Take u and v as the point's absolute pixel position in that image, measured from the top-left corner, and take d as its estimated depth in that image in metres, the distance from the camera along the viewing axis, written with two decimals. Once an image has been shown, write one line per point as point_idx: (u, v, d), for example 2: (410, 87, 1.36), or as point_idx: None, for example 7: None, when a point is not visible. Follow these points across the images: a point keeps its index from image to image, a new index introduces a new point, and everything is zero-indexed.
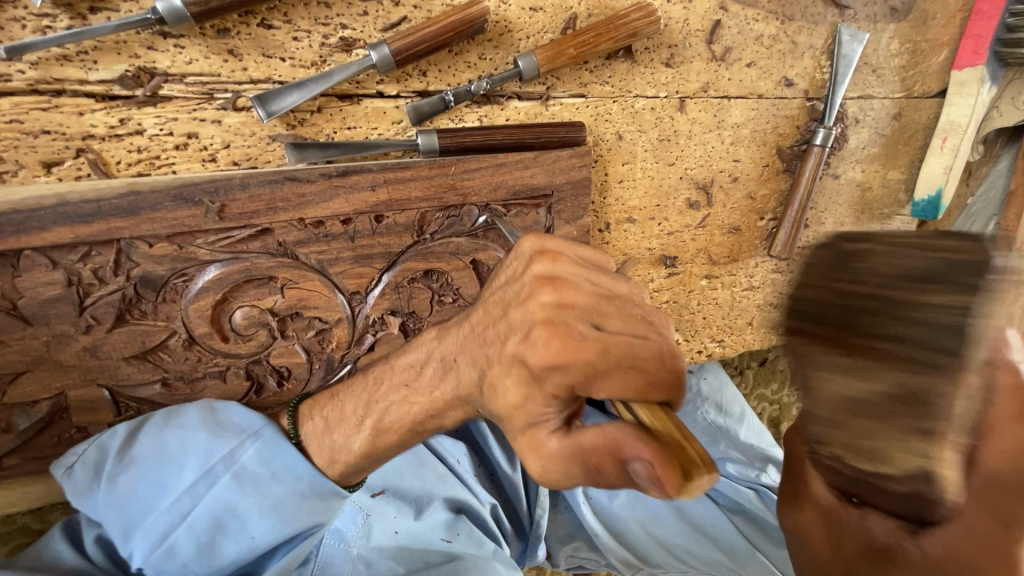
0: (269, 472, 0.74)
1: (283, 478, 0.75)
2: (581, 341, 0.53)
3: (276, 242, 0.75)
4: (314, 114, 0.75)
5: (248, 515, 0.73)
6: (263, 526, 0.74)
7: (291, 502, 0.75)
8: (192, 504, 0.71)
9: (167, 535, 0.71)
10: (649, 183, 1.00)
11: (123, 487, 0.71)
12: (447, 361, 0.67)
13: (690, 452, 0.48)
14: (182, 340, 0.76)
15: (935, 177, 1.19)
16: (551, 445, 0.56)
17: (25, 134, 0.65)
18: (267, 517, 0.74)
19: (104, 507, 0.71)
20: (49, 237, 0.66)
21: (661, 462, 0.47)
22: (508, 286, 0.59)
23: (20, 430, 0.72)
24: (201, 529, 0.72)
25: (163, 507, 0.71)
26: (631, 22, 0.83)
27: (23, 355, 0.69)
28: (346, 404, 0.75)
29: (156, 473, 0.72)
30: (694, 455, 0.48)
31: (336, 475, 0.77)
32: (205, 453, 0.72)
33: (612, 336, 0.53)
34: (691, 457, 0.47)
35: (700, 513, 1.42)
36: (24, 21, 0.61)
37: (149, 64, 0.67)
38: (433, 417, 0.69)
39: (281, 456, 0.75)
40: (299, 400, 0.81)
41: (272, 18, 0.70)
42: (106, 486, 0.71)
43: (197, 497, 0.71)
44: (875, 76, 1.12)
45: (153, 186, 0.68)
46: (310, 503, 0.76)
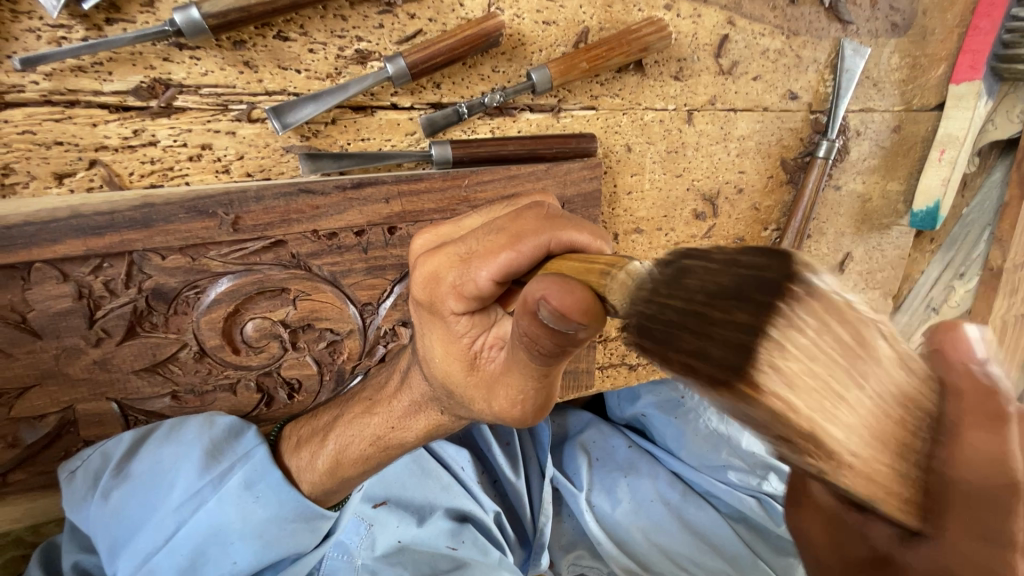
0: (251, 496, 0.73)
1: (267, 501, 0.74)
2: (473, 262, 0.59)
3: (289, 254, 0.75)
4: (328, 125, 0.75)
5: (229, 540, 0.72)
6: (245, 553, 0.73)
7: (276, 527, 0.74)
8: (176, 525, 0.71)
9: (152, 555, 0.71)
10: (656, 194, 1.01)
11: (116, 502, 0.71)
12: (415, 379, 0.72)
13: (597, 267, 0.48)
14: (193, 353, 0.75)
15: (933, 189, 1.22)
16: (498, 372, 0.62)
17: (36, 145, 0.64)
18: (248, 542, 0.73)
19: (96, 521, 0.71)
20: (61, 250, 0.65)
21: (563, 287, 0.47)
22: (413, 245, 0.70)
23: (26, 444, 0.71)
24: (181, 552, 0.71)
25: (151, 526, 0.71)
26: (643, 36, 0.84)
27: (32, 369, 0.68)
28: (328, 419, 0.78)
29: (147, 490, 0.72)
30: (602, 267, 0.47)
31: (318, 496, 0.77)
32: (195, 473, 0.71)
33: (496, 244, 0.58)
34: (597, 271, 0.47)
35: (702, 522, 1.42)
36: (38, 31, 0.60)
37: (164, 75, 0.66)
38: (396, 431, 0.74)
39: (265, 480, 0.74)
40: (283, 424, 0.82)
41: (287, 29, 0.70)
42: (99, 500, 0.71)
43: (183, 518, 0.71)
44: (876, 90, 1.14)
45: (166, 199, 0.67)
46: (294, 526, 0.76)
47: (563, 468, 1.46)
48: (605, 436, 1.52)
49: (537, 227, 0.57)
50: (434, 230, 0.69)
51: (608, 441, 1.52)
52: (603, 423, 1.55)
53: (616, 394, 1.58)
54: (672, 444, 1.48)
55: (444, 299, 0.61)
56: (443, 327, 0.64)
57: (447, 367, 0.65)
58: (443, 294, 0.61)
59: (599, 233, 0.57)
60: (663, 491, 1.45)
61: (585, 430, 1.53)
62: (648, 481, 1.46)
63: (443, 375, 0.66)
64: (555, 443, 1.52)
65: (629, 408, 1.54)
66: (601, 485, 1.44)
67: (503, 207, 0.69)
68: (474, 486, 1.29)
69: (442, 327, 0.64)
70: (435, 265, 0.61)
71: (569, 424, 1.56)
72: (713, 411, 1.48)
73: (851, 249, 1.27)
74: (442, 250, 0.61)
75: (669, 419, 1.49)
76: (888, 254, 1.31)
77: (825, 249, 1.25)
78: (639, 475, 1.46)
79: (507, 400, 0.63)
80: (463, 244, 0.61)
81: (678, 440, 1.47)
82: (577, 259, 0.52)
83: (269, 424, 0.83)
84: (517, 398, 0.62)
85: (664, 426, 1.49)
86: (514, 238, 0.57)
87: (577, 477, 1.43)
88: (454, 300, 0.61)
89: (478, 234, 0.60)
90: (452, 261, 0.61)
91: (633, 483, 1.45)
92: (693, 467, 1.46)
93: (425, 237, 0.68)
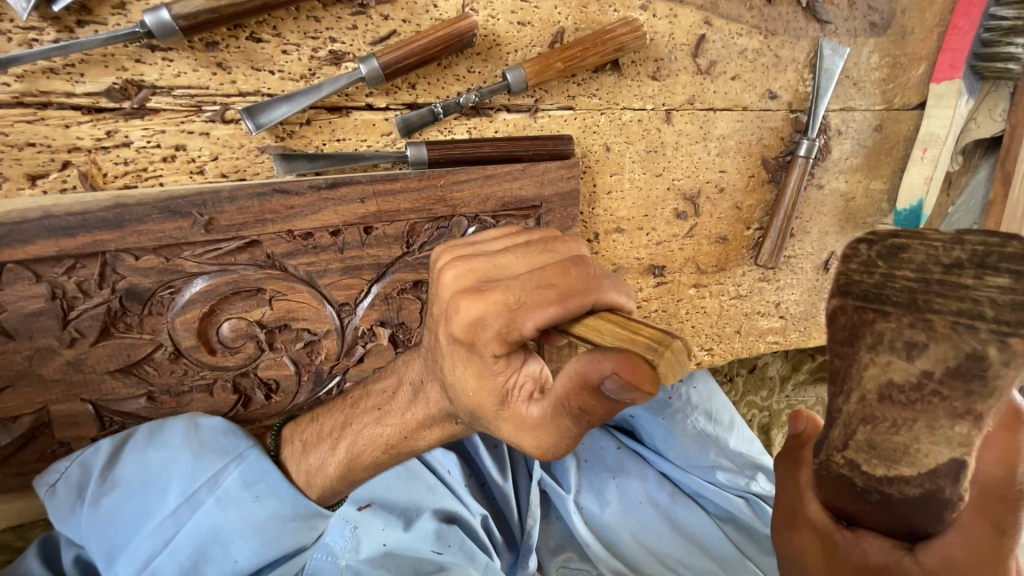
0: (251, 495, 0.74)
1: (267, 499, 0.75)
2: (520, 310, 0.56)
3: (264, 254, 0.75)
4: (303, 126, 0.75)
5: (231, 539, 0.72)
6: (245, 551, 0.73)
7: (276, 523, 0.75)
8: (174, 528, 0.71)
9: (150, 559, 0.70)
10: (637, 194, 1.02)
11: (108, 509, 0.71)
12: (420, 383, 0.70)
13: (642, 338, 0.49)
14: (169, 353, 0.75)
15: (916, 186, 1.22)
16: (534, 420, 0.60)
17: (9, 146, 0.64)
18: (250, 539, 0.73)
19: (86, 530, 0.71)
20: (34, 251, 0.65)
21: (629, 362, 0.48)
22: (443, 278, 0.63)
23: (1, 446, 0.71)
24: (182, 553, 0.70)
25: (146, 530, 0.70)
26: (618, 37, 0.84)
27: (6, 370, 0.68)
28: (337, 423, 0.78)
29: (139, 495, 0.72)
30: (648, 340, 0.48)
31: (318, 495, 0.79)
32: (189, 474, 0.72)
33: (544, 297, 0.56)
34: (644, 341, 0.48)
35: (691, 522, 1.43)
36: (9, 34, 0.61)
37: (136, 77, 0.67)
38: (408, 440, 0.74)
39: (264, 479, 0.75)
40: (283, 423, 0.82)
41: (260, 31, 0.70)
42: (89, 508, 0.71)
43: (180, 520, 0.71)
44: (856, 89, 1.15)
45: (139, 199, 0.67)
46: (294, 525, 0.76)
47: (551, 470, 1.47)
48: (594, 437, 1.53)
49: (579, 289, 0.55)
50: (466, 264, 0.63)
51: (597, 442, 1.52)
52: None
53: None
54: (660, 444, 1.48)
55: (486, 344, 0.58)
56: (478, 367, 0.60)
57: (478, 401, 0.62)
58: (487, 338, 0.57)
59: (631, 290, 0.59)
60: (652, 492, 1.46)
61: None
62: (637, 481, 1.47)
63: (472, 406, 0.63)
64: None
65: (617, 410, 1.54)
66: (590, 488, 1.44)
67: (538, 246, 0.65)
68: (462, 489, 1.29)
69: (477, 364, 0.60)
70: (477, 310, 0.57)
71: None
72: (702, 410, 1.44)
73: (835, 247, 1.27)
74: (488, 292, 0.58)
75: (656, 420, 1.46)
76: None
77: (810, 248, 1.25)
78: (628, 476, 1.47)
79: (536, 445, 0.61)
80: (511, 292, 0.57)
81: (667, 441, 1.46)
82: (619, 323, 0.53)
83: (247, 425, 0.83)
84: (548, 447, 0.60)
85: (652, 427, 1.47)
86: (562, 294, 0.56)
87: (565, 479, 1.44)
88: (493, 341, 0.57)
89: (523, 282, 0.57)
90: (498, 307, 0.57)
91: (622, 484, 1.46)
92: (681, 468, 1.46)
93: (457, 273, 0.61)
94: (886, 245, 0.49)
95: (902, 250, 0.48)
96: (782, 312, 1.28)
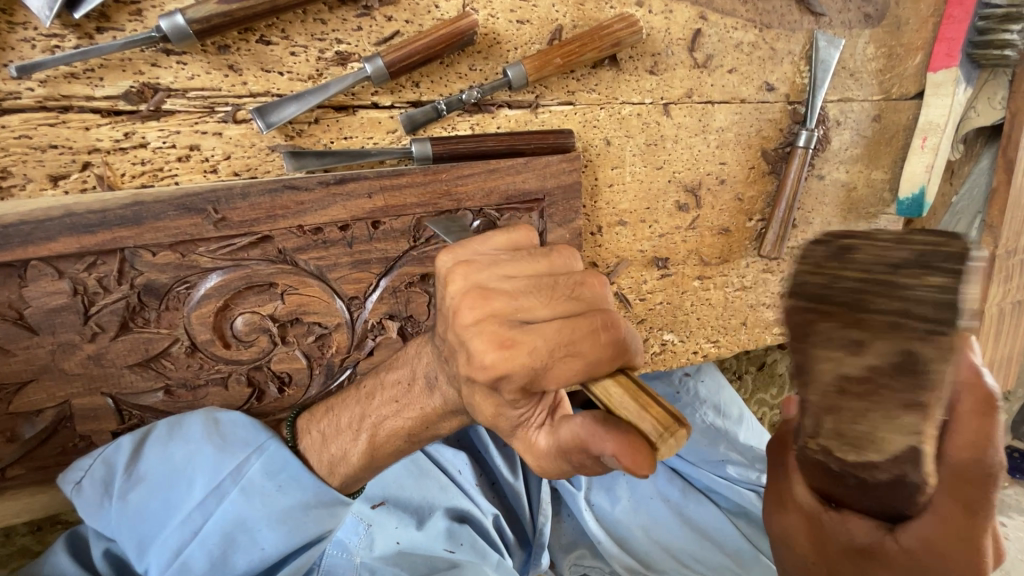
0: (274, 485, 0.76)
1: (291, 488, 0.76)
2: (537, 360, 0.56)
3: (276, 249, 0.77)
4: (311, 125, 0.78)
5: (257, 527, 0.74)
6: (273, 539, 0.75)
7: (297, 511, 0.76)
8: (201, 520, 0.73)
9: (179, 550, 0.72)
10: (639, 186, 1.03)
11: (136, 503, 0.73)
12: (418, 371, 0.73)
13: (654, 421, 0.51)
14: (185, 347, 0.77)
15: (917, 176, 1.22)
16: (540, 445, 0.62)
17: (33, 149, 0.67)
18: (278, 528, 0.75)
19: (115, 525, 0.73)
20: (56, 248, 0.67)
21: (630, 445, 0.51)
22: (454, 309, 0.60)
23: (24, 439, 0.73)
24: (211, 543, 0.72)
25: (174, 522, 0.72)
26: (615, 32, 0.87)
27: (30, 364, 0.71)
28: (353, 415, 0.78)
29: (166, 489, 0.74)
30: (659, 422, 0.50)
31: (337, 483, 0.79)
32: (213, 468, 0.74)
33: (555, 342, 0.56)
34: (657, 428, 0.50)
35: (702, 517, 1.43)
36: (33, 41, 0.64)
37: (152, 80, 0.69)
38: (426, 429, 0.75)
39: (286, 468, 0.76)
40: (298, 413, 0.83)
41: (269, 34, 0.73)
42: (118, 502, 0.73)
43: (207, 513, 0.73)
44: (853, 80, 1.16)
45: (156, 197, 0.70)
46: (317, 513, 0.77)
47: None
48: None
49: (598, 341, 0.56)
50: (471, 288, 0.61)
51: None
52: None
53: None
54: None
55: (507, 391, 0.58)
56: (496, 400, 0.60)
57: (494, 424, 0.64)
58: (507, 386, 0.57)
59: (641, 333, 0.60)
60: (662, 488, 1.46)
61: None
62: (647, 478, 1.47)
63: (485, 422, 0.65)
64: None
65: None
66: (601, 485, 1.44)
67: (564, 289, 0.60)
68: (473, 487, 1.29)
69: (492, 395, 0.61)
70: (500, 363, 0.56)
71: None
72: (710, 404, 1.43)
73: None
74: (512, 343, 0.56)
75: None
76: None
77: (813, 239, 1.26)
78: None
79: (540, 466, 0.63)
80: (537, 350, 0.56)
81: None
82: (632, 392, 0.54)
83: (261, 419, 0.84)
84: (549, 470, 0.62)
85: None
86: (576, 343, 0.56)
87: (575, 477, 1.43)
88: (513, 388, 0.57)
89: (543, 330, 0.56)
90: (510, 344, 0.57)
91: (634, 481, 1.45)
92: (691, 463, 1.47)
93: (471, 306, 0.59)
94: (836, 245, 0.44)
95: (852, 251, 0.43)
96: None
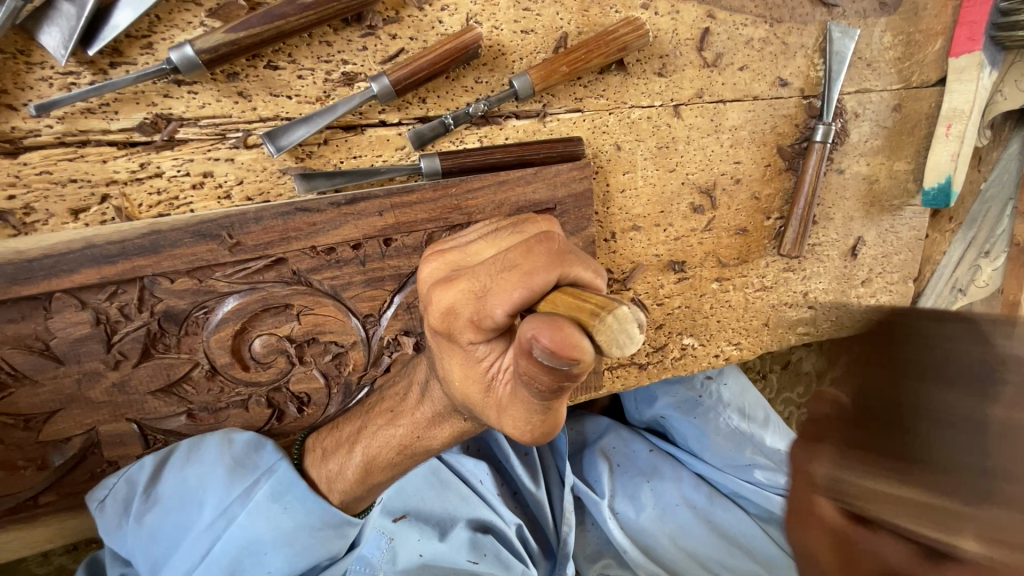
0: (281, 507, 0.76)
1: (296, 511, 0.76)
2: (487, 294, 0.59)
3: (291, 270, 0.78)
4: (321, 146, 0.79)
5: (264, 550, 0.75)
6: (278, 562, 0.75)
7: (304, 534, 0.76)
8: (211, 541, 0.74)
9: (190, 571, 0.74)
10: (652, 190, 1.01)
11: (151, 525, 0.75)
12: (433, 388, 0.72)
13: (588, 307, 0.52)
14: (205, 371, 0.78)
15: (943, 165, 1.18)
16: (507, 397, 0.60)
17: (53, 184, 0.69)
18: (283, 548, 0.75)
19: (132, 545, 0.75)
20: (77, 280, 0.69)
21: (552, 324, 0.50)
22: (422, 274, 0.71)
23: (54, 466, 0.75)
24: (218, 566, 0.74)
25: (186, 543, 0.74)
26: (621, 37, 0.86)
27: (57, 394, 0.72)
28: (354, 429, 0.80)
29: (179, 510, 0.75)
30: (592, 309, 0.51)
31: (339, 502, 0.79)
32: (223, 490, 0.75)
33: (509, 279, 0.58)
34: (588, 309, 0.51)
35: (731, 524, 1.39)
36: (50, 80, 0.66)
37: (165, 111, 0.71)
38: (420, 440, 0.75)
39: (293, 490, 0.77)
40: (306, 434, 0.85)
41: (277, 59, 0.74)
42: (134, 524, 0.75)
43: (217, 534, 0.74)
44: (871, 70, 1.13)
45: (173, 226, 0.71)
46: (323, 535, 0.78)
47: (584, 476, 1.44)
48: (626, 440, 1.50)
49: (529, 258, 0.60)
50: (442, 259, 0.71)
51: (629, 446, 1.49)
52: (622, 427, 1.52)
53: (633, 396, 1.53)
54: (694, 444, 1.45)
55: (462, 331, 0.60)
56: (459, 355, 0.63)
57: (466, 391, 0.64)
58: (460, 326, 0.60)
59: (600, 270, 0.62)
60: (689, 495, 1.42)
61: (603, 434, 1.51)
62: (672, 484, 1.43)
63: (463, 399, 0.65)
64: (576, 450, 1.50)
65: (648, 411, 1.49)
66: (625, 492, 1.42)
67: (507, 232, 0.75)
68: (494, 498, 1.28)
69: (460, 353, 0.63)
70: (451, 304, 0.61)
71: (585, 428, 1.53)
72: (734, 408, 1.41)
73: (862, 233, 1.24)
74: (458, 282, 0.62)
75: (689, 420, 1.43)
76: (902, 236, 1.28)
77: (835, 235, 1.22)
78: (662, 479, 1.44)
79: (515, 424, 0.60)
80: (478, 280, 0.61)
81: (701, 441, 1.43)
82: (573, 296, 0.55)
83: (281, 438, 0.85)
84: (522, 425, 0.59)
85: (685, 428, 1.44)
86: (526, 274, 0.58)
87: (598, 485, 1.41)
88: (466, 324, 0.60)
89: (488, 267, 0.61)
90: (468, 294, 0.60)
91: (658, 486, 1.43)
92: (717, 468, 1.44)
93: (433, 267, 0.70)
94: None
95: None
96: (811, 302, 1.25)
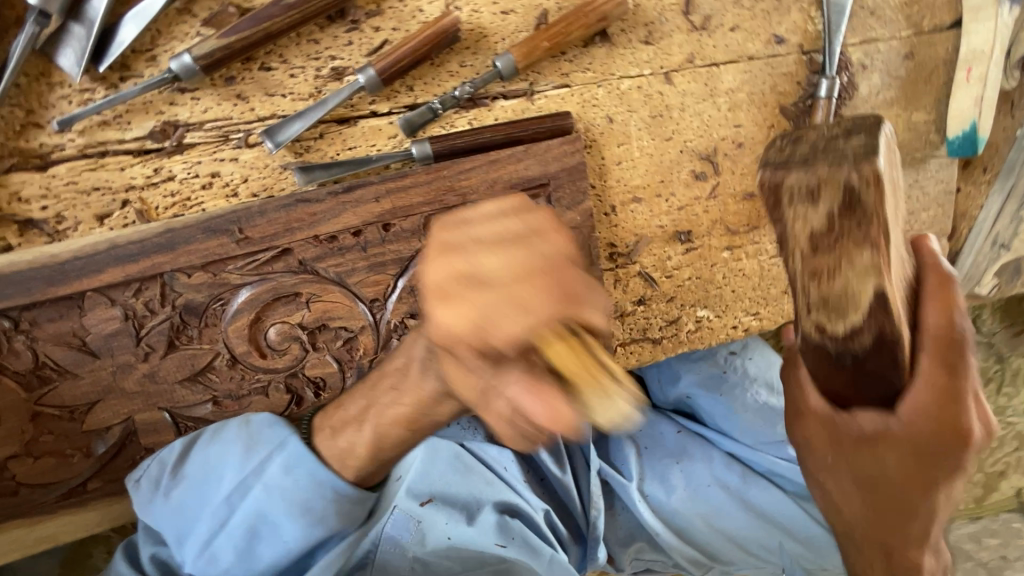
0: (293, 480, 0.79)
1: (306, 484, 0.80)
2: (490, 324, 0.49)
3: (297, 260, 0.82)
4: (316, 140, 0.83)
5: (281, 521, 0.79)
6: (295, 533, 0.79)
7: (318, 505, 0.80)
8: (232, 512, 0.79)
9: (216, 540, 0.79)
10: (649, 160, 1.01)
11: (177, 498, 0.80)
12: None
13: (589, 371, 0.50)
14: (226, 360, 0.83)
15: (966, 111, 1.13)
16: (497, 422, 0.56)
17: (79, 193, 0.76)
18: (290, 522, 0.79)
19: (162, 518, 0.80)
20: (105, 279, 0.75)
21: (549, 400, 0.50)
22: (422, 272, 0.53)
23: (98, 454, 0.81)
24: (242, 534, 0.79)
25: (211, 513, 0.79)
26: (600, 7, 0.87)
27: (95, 386, 0.79)
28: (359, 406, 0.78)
29: (200, 484, 0.80)
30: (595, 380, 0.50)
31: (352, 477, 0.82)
32: (239, 463, 0.79)
33: (528, 311, 0.49)
34: (589, 379, 0.50)
35: (766, 502, 1.35)
36: (69, 97, 0.73)
37: (171, 118, 0.77)
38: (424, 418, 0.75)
39: (303, 463, 0.80)
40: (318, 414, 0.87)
41: (269, 60, 0.79)
42: (162, 497, 0.80)
43: (236, 506, 0.79)
44: (875, 19, 1.09)
45: (186, 223, 0.77)
46: (336, 505, 0.81)
47: (610, 459, 1.42)
48: (651, 422, 1.47)
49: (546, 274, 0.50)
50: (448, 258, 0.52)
51: (655, 427, 1.46)
52: (648, 409, 1.49)
53: (657, 376, 1.49)
54: (722, 421, 1.41)
55: (461, 352, 0.52)
56: (456, 363, 0.56)
57: (461, 390, 0.58)
58: (458, 350, 0.52)
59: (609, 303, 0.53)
60: (721, 474, 1.38)
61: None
62: (702, 464, 1.40)
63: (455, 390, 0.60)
64: (601, 435, 1.48)
65: (672, 391, 1.46)
66: (654, 474, 1.39)
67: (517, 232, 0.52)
68: (519, 483, 1.29)
69: (457, 365, 0.56)
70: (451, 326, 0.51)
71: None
72: (761, 382, 1.37)
73: None
74: (462, 299, 0.50)
75: (715, 398, 1.39)
76: (929, 190, 1.22)
77: None
78: (692, 460, 1.40)
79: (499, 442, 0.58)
80: (481, 303, 0.50)
81: (730, 420, 1.39)
82: (583, 354, 0.50)
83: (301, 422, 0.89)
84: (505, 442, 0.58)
85: (712, 406, 1.40)
86: (540, 308, 0.49)
87: (626, 468, 1.39)
88: (469, 352, 0.52)
89: (499, 285, 0.50)
90: (466, 325, 0.50)
91: (689, 467, 1.40)
92: (750, 446, 1.39)
93: (436, 272, 0.51)
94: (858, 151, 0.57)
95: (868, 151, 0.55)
96: None
